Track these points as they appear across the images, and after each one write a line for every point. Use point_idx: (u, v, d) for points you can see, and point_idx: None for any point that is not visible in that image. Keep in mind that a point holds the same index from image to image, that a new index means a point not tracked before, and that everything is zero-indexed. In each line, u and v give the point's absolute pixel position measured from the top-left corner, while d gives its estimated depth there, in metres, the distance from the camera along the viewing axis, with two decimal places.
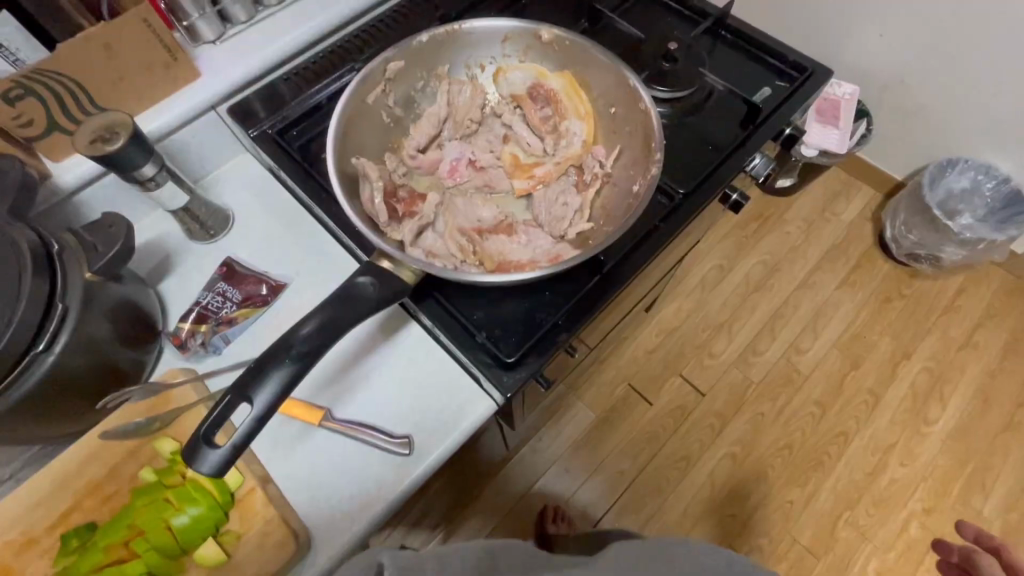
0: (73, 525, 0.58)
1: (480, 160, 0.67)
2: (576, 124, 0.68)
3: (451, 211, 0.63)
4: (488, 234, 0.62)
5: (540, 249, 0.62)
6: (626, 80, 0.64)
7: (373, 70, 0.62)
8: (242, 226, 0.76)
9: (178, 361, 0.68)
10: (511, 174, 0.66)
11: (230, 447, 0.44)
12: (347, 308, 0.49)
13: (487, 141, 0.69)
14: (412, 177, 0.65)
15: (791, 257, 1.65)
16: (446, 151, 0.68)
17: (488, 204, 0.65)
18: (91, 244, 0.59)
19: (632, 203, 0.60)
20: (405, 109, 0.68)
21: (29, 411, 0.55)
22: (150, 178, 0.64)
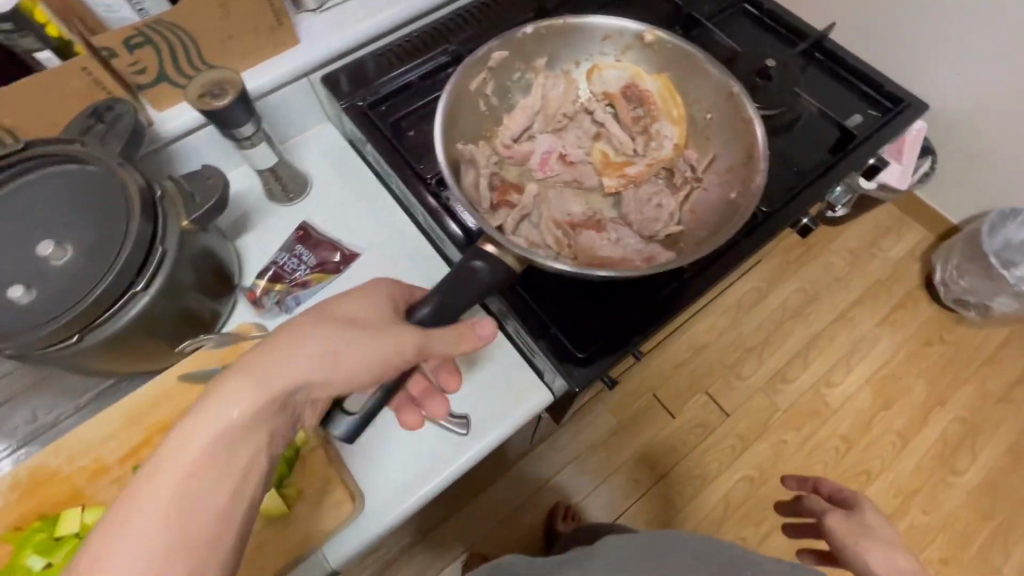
0: (143, 459, 0.61)
1: (569, 156, 0.68)
2: (668, 128, 0.69)
3: (546, 203, 0.65)
4: (580, 229, 0.63)
5: (631, 249, 0.63)
6: (726, 86, 0.64)
7: (480, 57, 0.63)
8: (321, 193, 0.78)
9: (250, 316, 0.71)
10: (601, 171, 0.67)
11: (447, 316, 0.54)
12: (460, 288, 0.53)
13: (577, 136, 0.71)
14: (503, 167, 0.67)
15: (832, 288, 1.62)
16: (536, 143, 0.69)
17: (579, 199, 0.67)
18: (190, 194, 0.61)
19: (730, 211, 0.61)
20: (499, 99, 0.69)
21: (117, 345, 0.57)
22: (247, 137, 0.66)
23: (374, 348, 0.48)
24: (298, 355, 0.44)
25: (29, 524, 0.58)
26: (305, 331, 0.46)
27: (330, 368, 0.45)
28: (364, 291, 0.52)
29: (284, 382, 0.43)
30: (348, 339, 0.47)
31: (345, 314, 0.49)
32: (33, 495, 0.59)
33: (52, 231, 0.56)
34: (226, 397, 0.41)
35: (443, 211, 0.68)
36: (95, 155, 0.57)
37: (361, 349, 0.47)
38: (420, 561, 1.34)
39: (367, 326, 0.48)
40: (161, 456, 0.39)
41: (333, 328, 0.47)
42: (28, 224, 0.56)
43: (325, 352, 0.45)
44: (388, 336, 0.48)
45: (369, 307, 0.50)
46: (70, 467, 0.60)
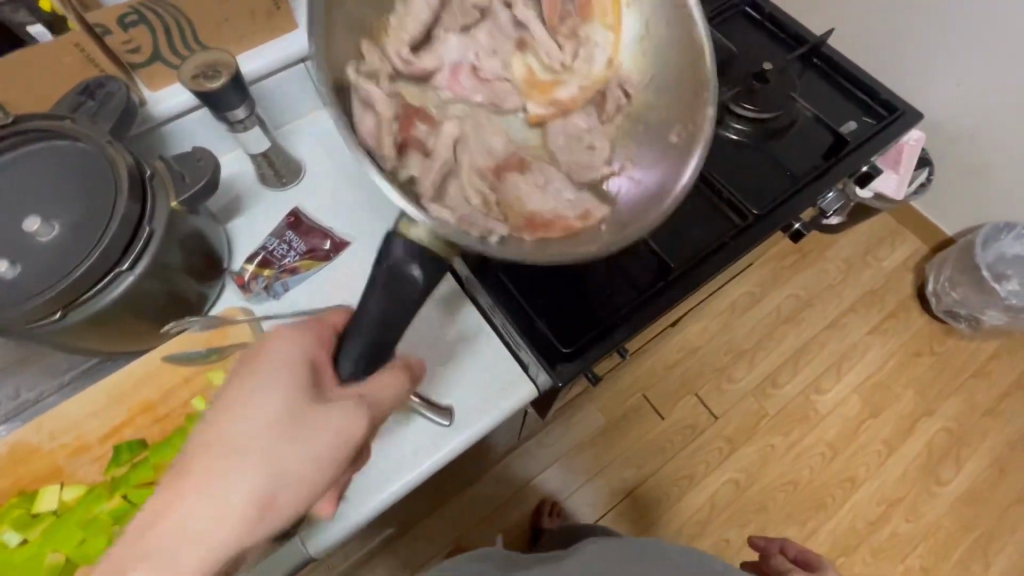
0: (125, 440, 0.61)
1: (481, 70, 0.52)
2: (598, 32, 0.55)
3: (466, 139, 0.50)
4: (504, 174, 0.51)
5: (563, 201, 0.50)
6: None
7: None
8: (315, 179, 0.78)
9: (239, 300, 0.71)
10: (524, 92, 0.53)
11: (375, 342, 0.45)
12: (393, 297, 0.44)
13: (487, 33, 0.53)
14: (399, 82, 0.49)
15: (825, 295, 1.63)
16: (442, 44, 0.52)
17: (496, 131, 0.52)
18: (179, 175, 0.60)
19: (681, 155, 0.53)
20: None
21: (101, 325, 0.57)
22: (239, 119, 0.66)
23: (299, 464, 0.41)
24: (214, 503, 0.39)
25: (8, 499, 0.58)
26: (216, 466, 0.40)
27: (253, 508, 0.40)
28: (276, 370, 0.43)
29: (205, 545, 0.38)
30: (268, 465, 0.40)
31: (258, 422, 0.41)
32: (12, 470, 0.59)
33: (39, 207, 0.55)
34: (142, 574, 0.37)
35: None
36: (85, 132, 0.57)
37: (291, 468, 0.41)
38: (403, 552, 1.34)
39: (285, 437, 0.41)
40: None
41: (246, 458, 0.40)
42: (17, 199, 0.56)
43: (249, 492, 0.40)
44: (317, 446, 0.42)
45: (279, 403, 0.42)
46: (50, 444, 0.60)
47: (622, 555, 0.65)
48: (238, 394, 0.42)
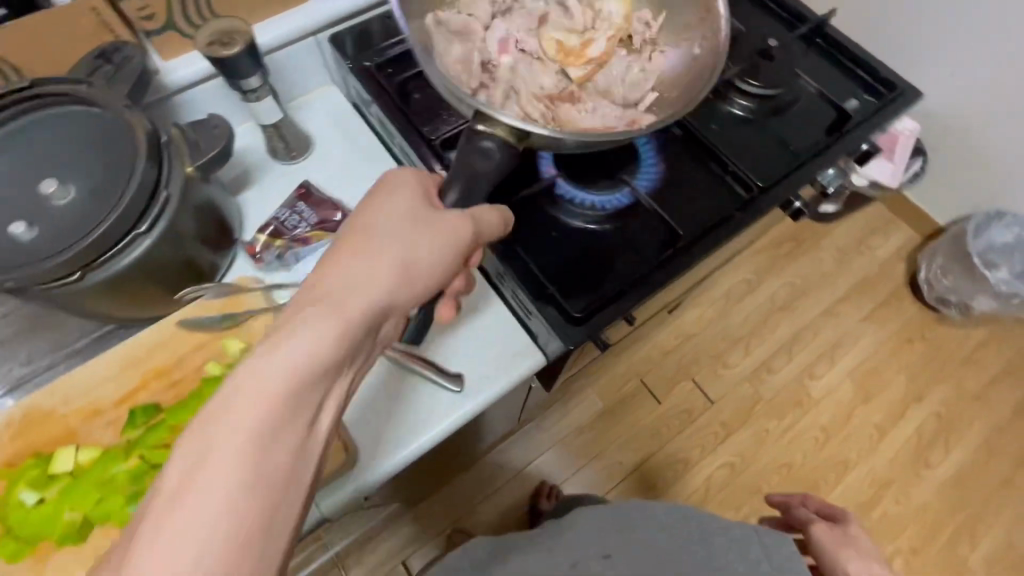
0: (139, 404, 0.61)
1: (525, 45, 0.64)
2: (610, 5, 0.68)
3: (519, 76, 0.62)
4: (557, 101, 0.61)
5: (610, 115, 0.61)
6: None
7: None
8: (323, 152, 0.79)
9: (249, 269, 0.71)
10: (562, 60, 0.64)
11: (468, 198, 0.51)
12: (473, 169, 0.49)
13: (524, 16, 0.66)
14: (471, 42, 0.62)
15: (820, 283, 1.65)
16: (492, 28, 0.64)
17: (549, 75, 0.64)
18: (194, 141, 0.61)
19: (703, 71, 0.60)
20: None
21: (117, 288, 0.58)
22: (253, 89, 0.67)
23: (429, 252, 0.44)
24: (361, 272, 0.41)
25: (22, 461, 0.58)
26: (360, 244, 0.42)
27: (395, 278, 0.42)
28: (397, 185, 0.47)
29: (352, 309, 0.39)
30: (406, 243, 0.43)
31: (389, 216, 0.45)
32: (27, 433, 0.59)
33: (55, 170, 0.56)
34: (294, 333, 0.37)
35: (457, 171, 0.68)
36: (100, 95, 0.57)
37: (422, 256, 0.44)
38: (404, 533, 1.35)
39: (417, 228, 0.45)
40: (223, 403, 0.35)
41: (387, 237, 0.43)
42: (32, 161, 0.56)
43: (391, 266, 0.42)
44: (439, 240, 0.45)
45: (408, 203, 0.46)
46: (65, 408, 0.61)
47: (614, 534, 0.64)
48: (369, 202, 0.46)
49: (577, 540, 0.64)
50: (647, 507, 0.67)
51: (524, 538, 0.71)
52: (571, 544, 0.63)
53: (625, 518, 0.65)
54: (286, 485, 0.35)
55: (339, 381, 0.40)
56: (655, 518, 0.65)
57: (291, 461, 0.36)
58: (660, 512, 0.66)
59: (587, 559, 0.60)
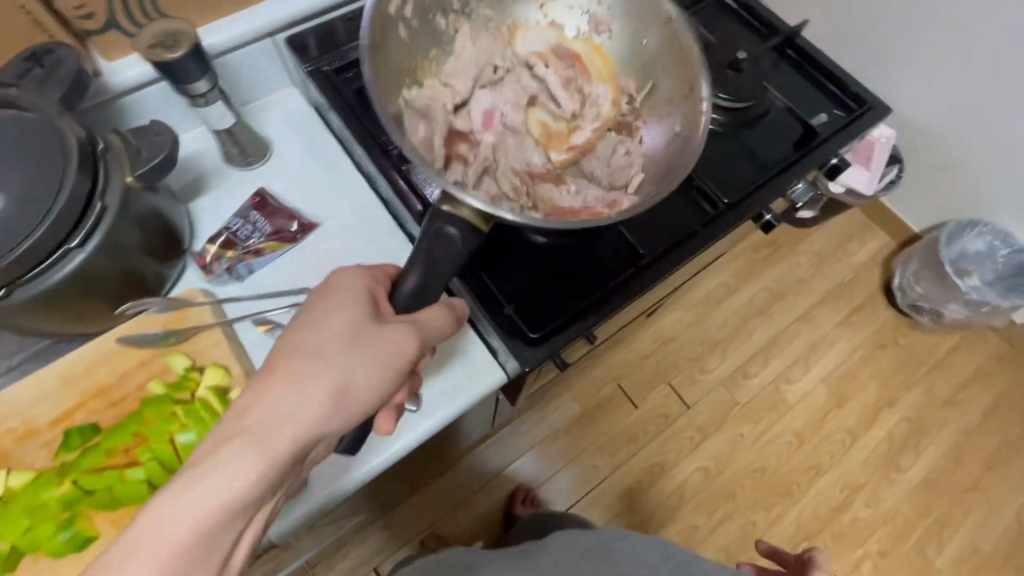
0: (76, 425, 0.58)
1: (509, 119, 0.63)
2: (600, 88, 0.67)
3: (503, 152, 0.60)
4: (538, 181, 0.60)
5: (591, 196, 0.60)
6: (663, 14, 0.63)
7: None
8: (281, 158, 0.76)
9: (199, 281, 0.68)
10: (543, 144, 0.63)
11: (418, 295, 0.50)
12: (436, 254, 0.49)
13: (515, 90, 0.65)
14: (458, 116, 0.62)
15: (796, 288, 1.66)
16: (475, 101, 0.63)
17: (540, 151, 0.62)
18: (135, 149, 0.58)
19: (679, 145, 0.60)
20: (438, 50, 0.64)
21: (50, 305, 0.55)
22: (201, 94, 0.64)
23: (367, 373, 0.43)
24: (292, 401, 0.40)
25: None
26: (291, 371, 0.41)
27: (328, 407, 0.41)
28: (343, 298, 0.46)
29: (277, 442, 0.39)
30: (341, 368, 0.42)
31: (328, 334, 0.44)
32: None
33: None
34: (210, 473, 0.37)
35: (408, 194, 0.67)
36: (31, 101, 0.54)
37: (357, 379, 0.43)
38: (376, 540, 1.33)
39: (354, 348, 0.44)
40: (142, 537, 0.35)
41: (323, 361, 0.42)
42: None
43: (323, 393, 0.41)
44: (377, 359, 0.44)
45: (348, 321, 0.45)
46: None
47: (593, 558, 0.63)
48: (311, 317, 0.45)
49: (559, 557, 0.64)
50: (627, 539, 0.67)
51: (495, 557, 0.70)
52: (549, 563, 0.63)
53: (606, 545, 0.66)
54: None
55: (257, 514, 0.41)
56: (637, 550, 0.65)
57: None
58: (639, 543, 0.66)
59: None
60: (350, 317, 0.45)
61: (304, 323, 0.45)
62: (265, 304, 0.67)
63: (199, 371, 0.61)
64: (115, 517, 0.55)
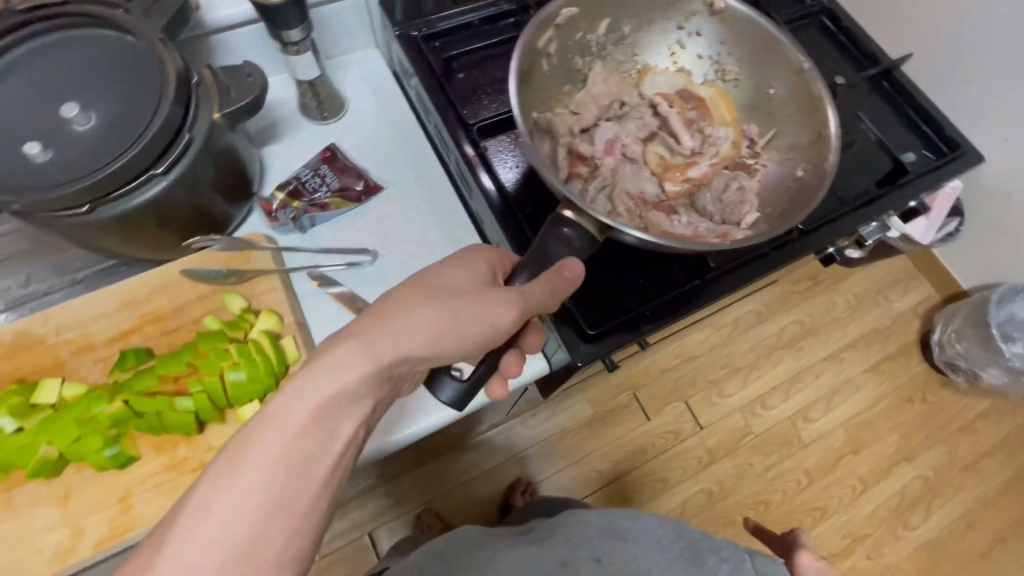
0: (131, 346, 0.60)
1: (630, 150, 0.57)
2: (722, 130, 0.60)
3: (620, 176, 0.56)
4: (651, 208, 0.56)
5: (702, 227, 0.55)
6: (795, 62, 0.57)
7: (549, 14, 0.54)
8: (354, 118, 0.76)
9: (263, 227, 0.69)
10: (660, 176, 0.57)
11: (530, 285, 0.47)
12: (549, 253, 0.47)
13: (637, 126, 0.59)
14: (578, 141, 0.57)
15: (830, 326, 1.63)
16: (598, 130, 0.58)
17: (654, 179, 0.57)
18: (225, 87, 0.59)
19: (801, 189, 0.55)
20: (570, 87, 0.60)
21: (124, 227, 0.56)
22: (293, 43, 0.64)
23: (469, 328, 0.43)
24: (402, 333, 0.40)
25: (5, 386, 0.57)
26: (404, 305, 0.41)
27: (434, 334, 0.41)
28: (463, 255, 0.46)
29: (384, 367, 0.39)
30: (448, 303, 0.43)
31: (438, 277, 0.44)
32: (15, 358, 0.58)
33: (80, 95, 0.54)
34: (328, 369, 0.38)
35: (480, 164, 0.64)
36: (138, 25, 0.55)
37: (460, 320, 0.43)
38: (374, 506, 1.35)
39: (463, 300, 0.43)
40: (257, 428, 0.36)
41: (435, 303, 0.42)
42: (61, 84, 0.55)
43: (427, 327, 0.41)
44: (482, 305, 0.43)
45: (462, 276, 0.45)
46: (56, 337, 0.59)
47: (601, 543, 0.59)
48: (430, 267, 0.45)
49: (565, 540, 0.60)
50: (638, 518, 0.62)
51: (501, 532, 0.67)
52: (554, 548, 0.59)
53: (617, 526, 0.61)
54: (306, 505, 0.36)
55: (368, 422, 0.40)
56: (648, 531, 0.60)
57: (314, 489, 0.36)
58: (651, 526, 0.61)
59: (577, 563, 0.56)
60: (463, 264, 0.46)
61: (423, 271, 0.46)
62: (326, 259, 0.68)
63: (255, 314, 0.62)
64: (159, 441, 0.56)
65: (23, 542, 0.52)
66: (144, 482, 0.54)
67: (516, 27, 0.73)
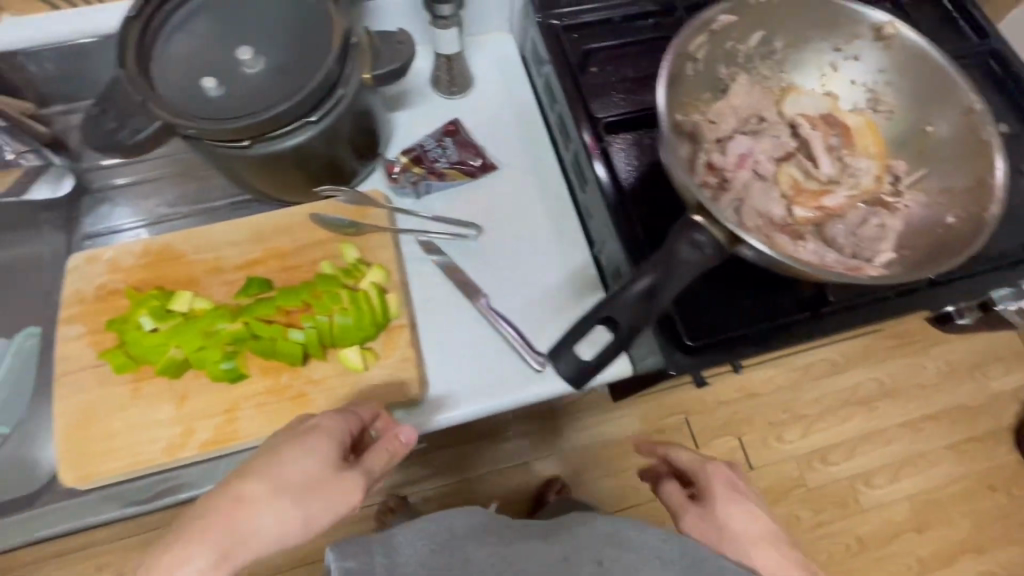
0: (256, 275, 0.65)
1: (762, 168, 0.56)
2: (865, 161, 0.57)
3: (748, 193, 0.54)
4: (776, 230, 0.53)
5: (829, 258, 0.53)
6: (964, 103, 0.54)
7: (705, 19, 0.53)
8: (479, 98, 0.79)
9: (382, 186, 0.73)
10: (791, 199, 0.55)
11: (645, 292, 0.45)
12: (676, 256, 0.45)
13: (774, 144, 0.57)
14: (709, 151, 0.56)
15: (912, 392, 1.50)
16: (732, 142, 0.57)
17: (782, 201, 0.55)
18: (378, 51, 0.62)
19: (947, 239, 0.52)
20: (711, 94, 0.59)
21: (270, 166, 0.61)
22: (443, 17, 0.68)
23: (321, 517, 0.44)
24: (241, 532, 0.41)
25: (147, 289, 0.64)
26: (248, 498, 0.42)
27: (289, 533, 0.43)
28: (315, 439, 0.46)
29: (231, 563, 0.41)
30: (302, 507, 0.43)
31: (291, 472, 0.44)
32: (158, 266, 0.65)
33: (256, 41, 0.60)
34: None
35: (603, 163, 0.65)
36: None
37: (311, 519, 0.44)
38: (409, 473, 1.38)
39: (314, 492, 0.44)
40: None
41: (286, 506, 0.43)
42: (239, 30, 0.60)
43: (271, 530, 0.42)
44: (331, 506, 0.45)
45: (315, 464, 0.45)
46: (194, 256, 0.66)
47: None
48: (279, 448, 0.46)
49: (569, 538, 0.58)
50: (719, 556, 0.50)
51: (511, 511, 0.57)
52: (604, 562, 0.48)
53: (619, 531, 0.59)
54: None
55: None
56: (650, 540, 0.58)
57: None
58: (736, 571, 0.49)
59: (580, 561, 0.54)
60: (324, 453, 0.46)
61: (271, 451, 0.46)
62: (434, 227, 0.71)
63: (366, 265, 0.66)
64: (266, 364, 0.61)
65: (142, 429, 0.58)
66: (248, 399, 0.60)
67: (654, 28, 0.72)
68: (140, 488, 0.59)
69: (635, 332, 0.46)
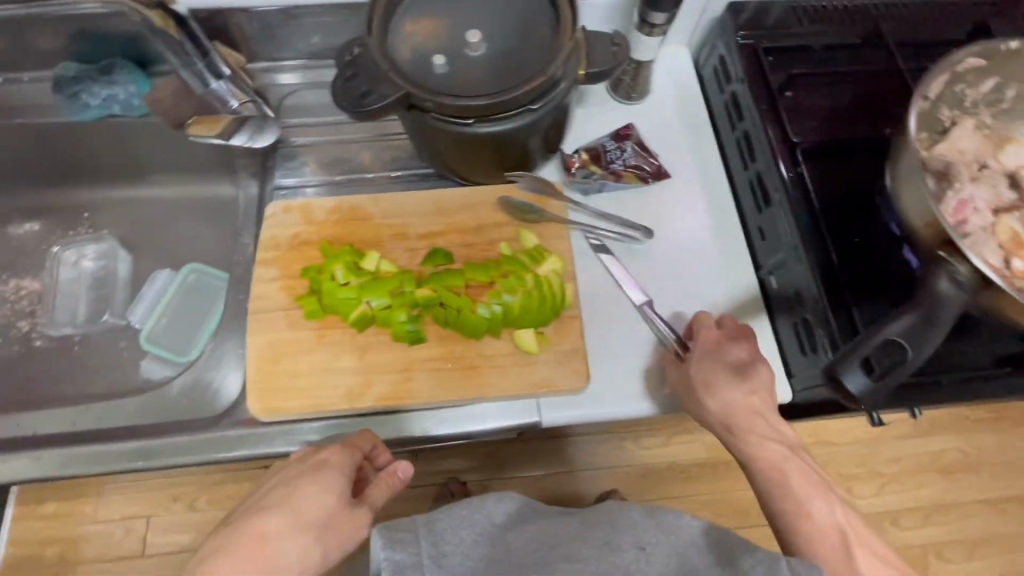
0: (441, 246, 0.68)
1: (981, 216, 0.55)
2: None
3: (969, 238, 0.54)
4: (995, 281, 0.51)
5: None
6: None
7: (954, 60, 0.53)
8: (655, 104, 0.79)
9: (557, 179, 0.75)
10: (1009, 251, 0.54)
11: (919, 321, 0.44)
12: (932, 290, 0.46)
13: (993, 194, 0.56)
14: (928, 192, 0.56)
15: (1003, 468, 1.34)
16: (953, 185, 0.56)
17: (998, 252, 0.54)
18: (592, 48, 0.64)
19: None
20: (927, 134, 0.59)
21: (477, 146, 0.64)
22: (653, 25, 0.69)
23: (334, 552, 0.48)
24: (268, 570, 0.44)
25: (339, 245, 0.68)
26: (271, 534, 0.46)
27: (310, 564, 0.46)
28: (326, 475, 0.50)
29: None
30: (320, 540, 0.47)
31: (311, 509, 0.48)
32: (348, 224, 0.69)
33: (485, 27, 0.62)
34: None
35: (798, 188, 0.66)
36: None
37: (327, 552, 0.47)
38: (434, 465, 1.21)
39: (331, 529, 0.48)
40: None
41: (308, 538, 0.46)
42: (469, 14, 0.63)
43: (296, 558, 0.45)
44: (342, 541, 0.49)
45: (335, 498, 0.49)
46: (382, 220, 0.69)
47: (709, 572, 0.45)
48: (296, 485, 0.49)
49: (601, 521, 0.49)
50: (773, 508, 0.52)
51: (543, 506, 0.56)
52: (628, 542, 0.46)
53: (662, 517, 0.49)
54: None
55: None
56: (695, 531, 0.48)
57: None
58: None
59: (620, 542, 0.46)
60: (339, 490, 0.50)
61: (288, 487, 0.49)
62: (604, 224, 0.72)
63: (545, 251, 0.68)
64: (444, 333, 0.64)
65: (326, 375, 0.62)
66: (425, 363, 0.62)
67: (850, 62, 0.72)
68: (314, 429, 0.63)
69: (912, 363, 0.44)
